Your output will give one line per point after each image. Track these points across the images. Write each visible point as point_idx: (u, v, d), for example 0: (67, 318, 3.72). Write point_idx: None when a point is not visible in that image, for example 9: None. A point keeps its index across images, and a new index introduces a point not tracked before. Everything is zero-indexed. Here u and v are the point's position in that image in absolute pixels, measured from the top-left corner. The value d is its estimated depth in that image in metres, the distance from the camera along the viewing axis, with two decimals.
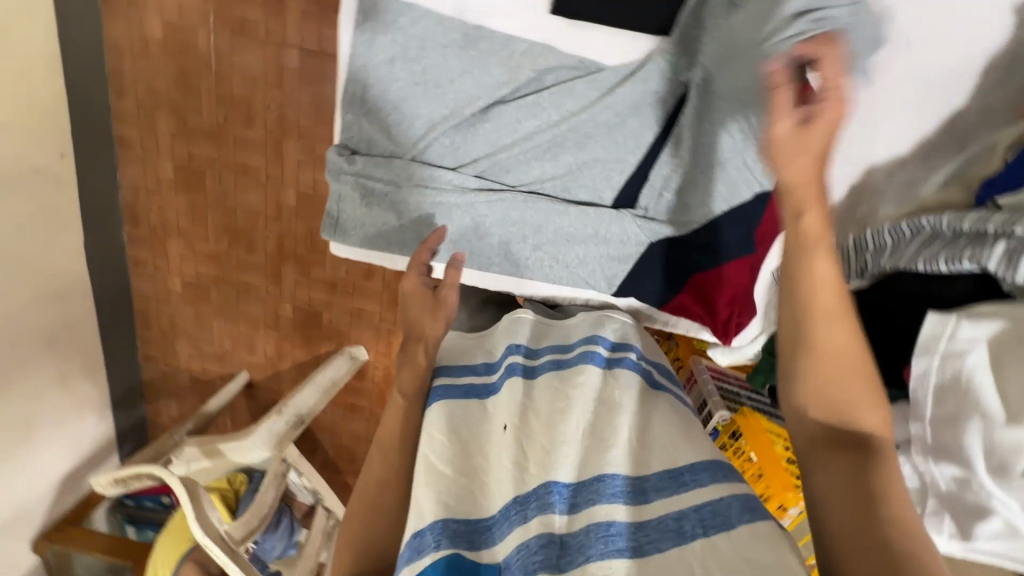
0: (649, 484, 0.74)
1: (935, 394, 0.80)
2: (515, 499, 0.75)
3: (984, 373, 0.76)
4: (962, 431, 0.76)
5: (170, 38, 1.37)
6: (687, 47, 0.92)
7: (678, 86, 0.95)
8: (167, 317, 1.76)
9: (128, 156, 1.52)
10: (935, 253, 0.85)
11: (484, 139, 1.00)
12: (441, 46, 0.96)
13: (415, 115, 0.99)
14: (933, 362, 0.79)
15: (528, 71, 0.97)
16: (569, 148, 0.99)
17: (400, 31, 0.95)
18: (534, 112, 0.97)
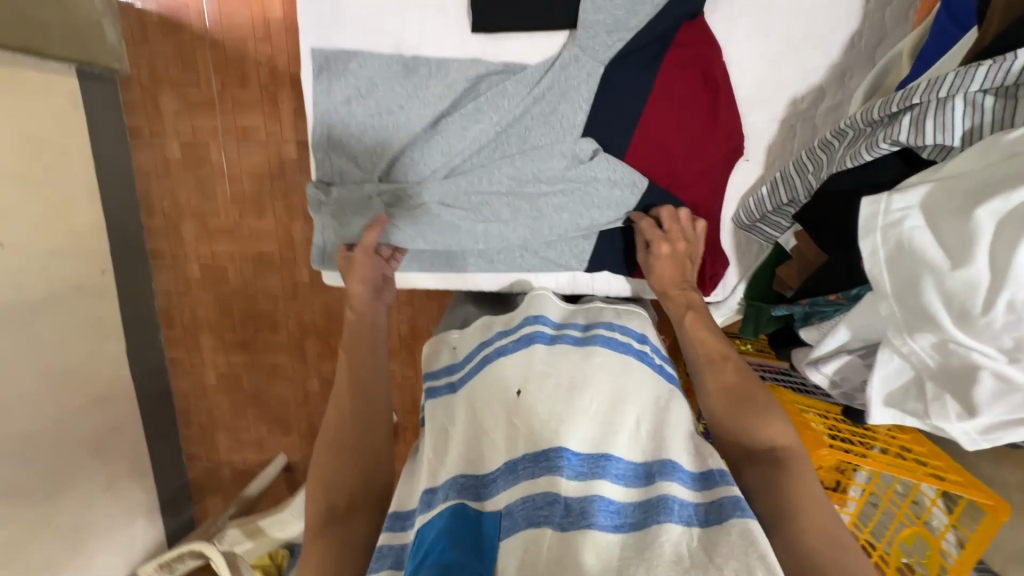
0: (654, 469, 0.73)
1: (889, 271, 0.60)
2: (532, 455, 0.74)
3: (925, 236, 0.57)
4: (926, 303, 0.57)
5: (187, 156, 1.58)
6: (595, 30, 0.97)
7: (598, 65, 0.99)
8: (206, 411, 1.84)
9: (160, 264, 1.70)
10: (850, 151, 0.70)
11: (438, 151, 1.05)
12: (385, 79, 1.04)
13: (373, 141, 1.07)
14: (875, 242, 0.61)
15: (464, 83, 1.03)
16: (514, 145, 1.05)
17: (350, 75, 1.05)
18: (476, 117, 1.02)
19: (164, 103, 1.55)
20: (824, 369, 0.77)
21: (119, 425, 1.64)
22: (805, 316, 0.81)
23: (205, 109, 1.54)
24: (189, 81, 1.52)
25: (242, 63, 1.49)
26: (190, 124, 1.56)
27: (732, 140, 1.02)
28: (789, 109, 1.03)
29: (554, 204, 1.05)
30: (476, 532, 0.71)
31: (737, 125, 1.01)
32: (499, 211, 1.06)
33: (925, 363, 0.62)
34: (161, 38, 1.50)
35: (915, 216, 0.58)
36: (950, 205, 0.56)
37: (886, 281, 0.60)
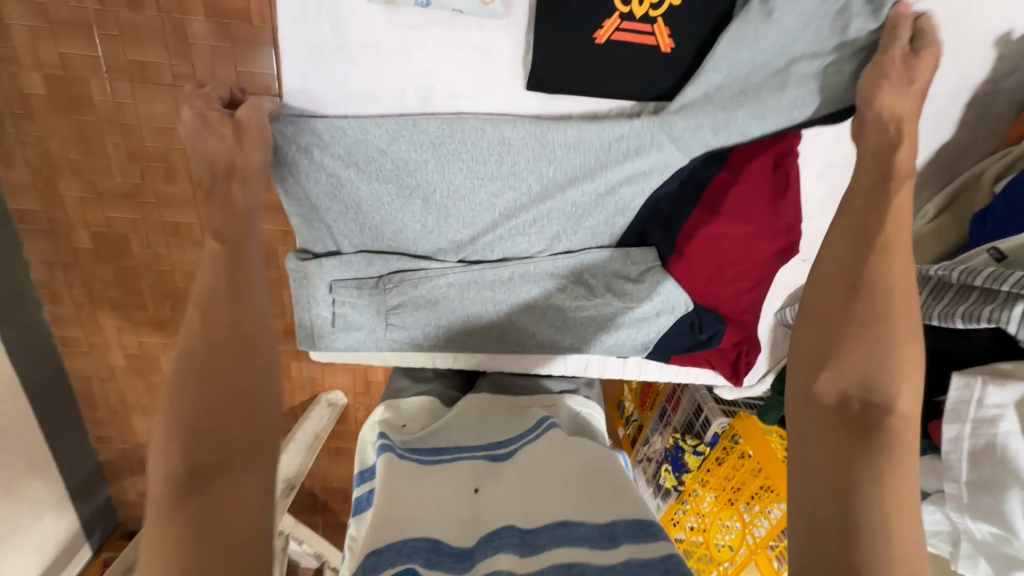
0: (620, 530, 0.72)
1: (970, 457, 0.85)
2: (487, 537, 0.73)
3: (1013, 441, 0.81)
4: (1002, 494, 0.81)
5: (59, 94, 1.19)
6: (694, 116, 0.94)
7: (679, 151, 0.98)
8: (116, 395, 1.60)
9: (33, 231, 1.34)
10: (954, 310, 0.90)
11: (463, 221, 1.04)
12: (403, 137, 0.96)
13: (388, 212, 1.02)
14: (965, 427, 0.85)
15: (501, 151, 0.97)
16: (552, 220, 1.05)
17: (355, 131, 0.95)
18: (511, 188, 1.01)
19: (7, 14, 1.10)
20: None
21: (6, 424, 1.39)
22: None
23: (77, 32, 1.12)
24: None
25: None
26: (56, 51, 1.15)
27: (789, 236, 1.06)
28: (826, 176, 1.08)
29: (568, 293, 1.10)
30: None
31: (797, 221, 1.05)
32: (514, 294, 1.09)
33: (971, 533, 0.88)
34: None
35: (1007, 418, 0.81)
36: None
37: (962, 468, 0.86)
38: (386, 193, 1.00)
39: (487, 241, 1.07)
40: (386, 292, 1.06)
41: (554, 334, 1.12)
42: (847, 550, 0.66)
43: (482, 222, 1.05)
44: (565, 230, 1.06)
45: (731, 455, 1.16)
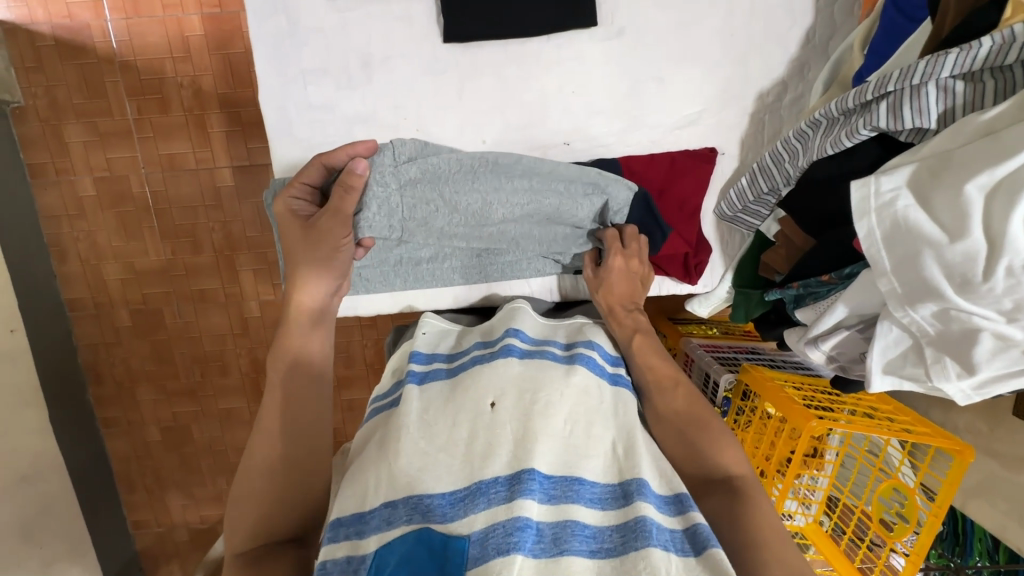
0: (634, 487, 0.57)
1: (892, 253, 0.52)
2: (509, 476, 0.56)
3: (921, 215, 0.50)
4: (941, 290, 0.49)
5: (105, 192, 1.43)
6: (628, 129, 0.74)
7: (677, 120, 0.74)
8: (152, 472, 1.66)
9: (82, 316, 1.52)
10: (826, 140, 0.60)
11: (457, 136, 0.73)
12: (334, 27, 0.67)
13: (344, 152, 0.72)
14: (873, 220, 0.52)
15: (458, 53, 0.69)
16: (579, 129, 0.74)
17: (306, 53, 0.68)
18: (500, 114, 0.72)
19: (70, 135, 1.39)
20: (824, 348, 0.65)
21: (48, 502, 1.44)
22: (798, 299, 0.68)
23: (121, 140, 1.39)
24: (99, 110, 1.37)
25: (160, 86, 1.36)
26: (104, 157, 1.41)
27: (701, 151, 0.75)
28: (756, 103, 0.74)
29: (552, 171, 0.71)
30: (440, 565, 0.52)
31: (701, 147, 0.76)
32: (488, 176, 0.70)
33: (925, 331, 0.53)
34: (59, 63, 1.34)
35: (907, 196, 0.51)
36: (939, 184, 0.49)
37: (884, 259, 0.52)
38: (334, 137, 0.71)
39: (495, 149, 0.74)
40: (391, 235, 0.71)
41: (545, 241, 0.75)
42: (737, 460, 0.63)
43: None
44: (593, 145, 0.75)
45: (749, 413, 1.08)
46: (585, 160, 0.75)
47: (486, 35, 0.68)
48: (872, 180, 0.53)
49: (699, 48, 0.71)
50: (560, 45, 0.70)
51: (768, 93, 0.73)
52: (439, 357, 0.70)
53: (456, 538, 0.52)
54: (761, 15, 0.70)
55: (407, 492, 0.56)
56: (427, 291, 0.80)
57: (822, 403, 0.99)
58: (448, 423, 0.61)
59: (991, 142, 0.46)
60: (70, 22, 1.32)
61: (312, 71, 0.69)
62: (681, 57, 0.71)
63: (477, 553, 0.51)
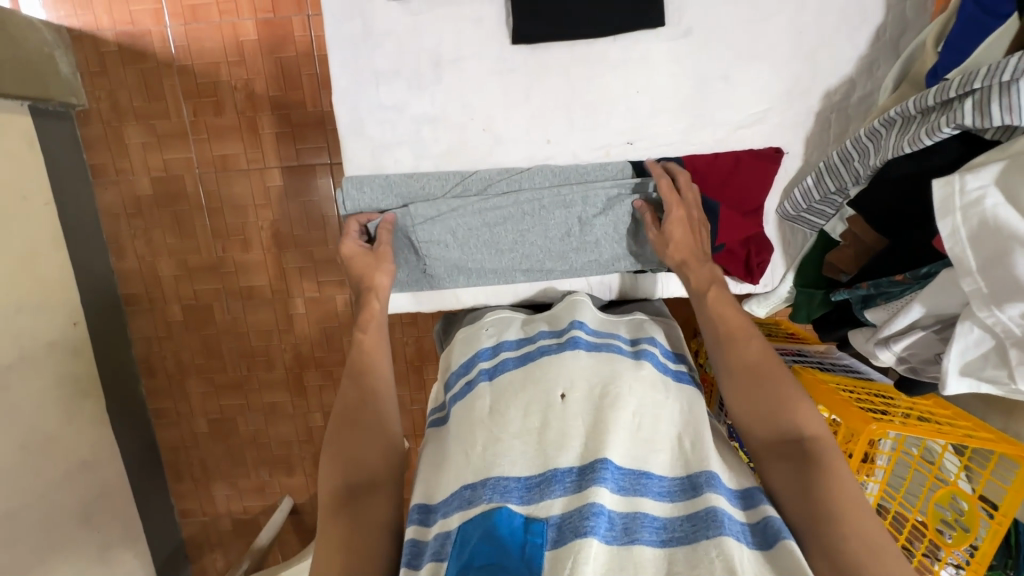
0: (704, 478, 0.56)
1: (981, 251, 0.51)
2: (579, 467, 0.56)
3: (1011, 213, 0.49)
4: None
5: (161, 191, 1.48)
6: (689, 128, 0.74)
7: (739, 118, 0.74)
8: (198, 461, 1.71)
9: (137, 310, 1.58)
10: (902, 137, 0.60)
11: (519, 136, 0.74)
12: (406, 31, 0.69)
13: (411, 152, 0.74)
14: (958, 217, 0.52)
15: (524, 55, 0.70)
16: (642, 129, 0.74)
17: (378, 56, 0.70)
18: (565, 114, 0.73)
19: (130, 137, 1.45)
20: (895, 349, 0.64)
21: (104, 488, 1.50)
22: (865, 299, 0.67)
23: (177, 141, 1.45)
24: (157, 112, 1.43)
25: (215, 89, 1.41)
26: (161, 157, 1.46)
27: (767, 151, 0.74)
28: (822, 102, 0.73)
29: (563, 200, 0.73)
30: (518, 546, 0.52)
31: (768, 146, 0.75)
32: (503, 206, 0.74)
33: (1009, 332, 0.52)
34: (121, 68, 1.40)
35: (996, 194, 0.50)
36: None
37: (969, 257, 0.52)
38: (402, 137, 0.74)
39: (557, 148, 0.75)
40: (450, 237, 0.74)
41: (574, 251, 0.76)
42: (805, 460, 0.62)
43: (493, 165, 0.75)
44: (656, 143, 0.75)
45: None
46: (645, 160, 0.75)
47: (554, 35, 0.69)
48: (958, 178, 0.52)
49: (766, 46, 0.71)
50: (625, 46, 0.71)
51: (835, 91, 0.73)
52: (506, 346, 0.70)
53: (535, 521, 0.53)
54: (830, 14, 0.70)
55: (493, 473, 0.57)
56: (487, 289, 0.80)
57: (877, 406, 0.97)
58: (519, 410, 0.62)
59: None
60: (133, 28, 1.38)
61: (383, 73, 0.71)
62: (749, 55, 0.71)
63: (555, 536, 0.52)
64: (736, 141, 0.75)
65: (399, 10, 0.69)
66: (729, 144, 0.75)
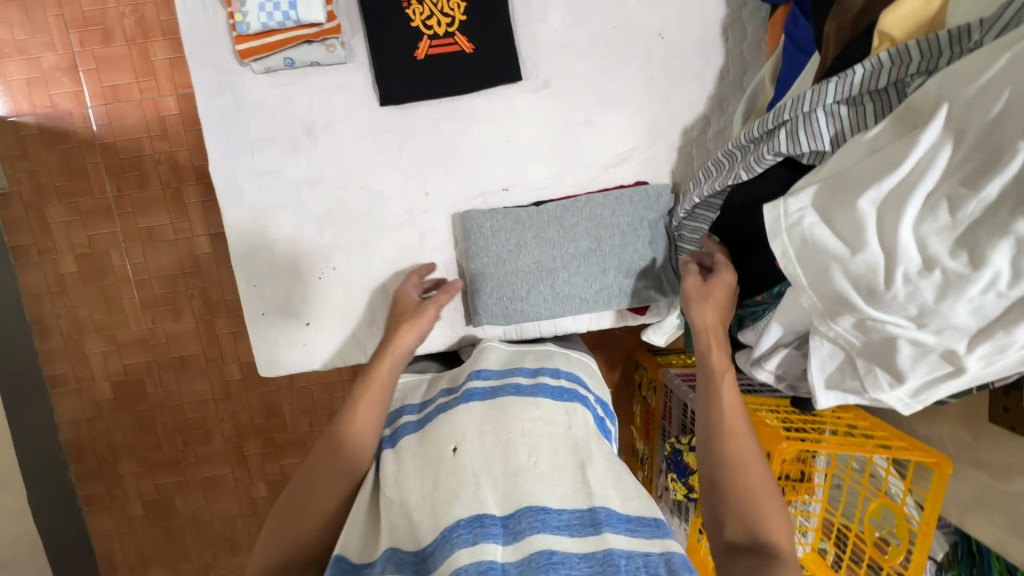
0: (601, 515, 0.54)
1: (807, 268, 0.53)
2: (469, 518, 0.53)
3: (826, 231, 0.51)
4: (852, 300, 0.50)
5: (85, 268, 1.46)
6: (561, 170, 0.78)
7: (608, 157, 0.78)
8: (134, 549, 1.60)
9: (63, 392, 1.52)
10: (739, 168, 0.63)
11: (399, 191, 0.76)
12: (277, 100, 0.72)
13: (293, 215, 0.75)
14: (785, 238, 0.54)
15: (395, 114, 0.74)
16: (517, 174, 0.77)
17: (252, 125, 0.73)
18: (441, 167, 0.76)
19: (52, 217, 1.44)
20: (768, 368, 0.66)
21: None
22: (740, 320, 0.70)
23: (101, 217, 1.45)
24: (80, 190, 1.43)
25: (138, 163, 1.43)
26: (86, 235, 1.45)
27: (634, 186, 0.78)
28: (682, 138, 0.78)
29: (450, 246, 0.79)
30: None
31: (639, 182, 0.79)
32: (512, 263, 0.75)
33: (851, 343, 0.54)
34: (42, 150, 1.41)
35: (813, 214, 0.52)
36: (838, 200, 0.51)
37: (801, 274, 0.53)
38: (283, 200, 0.75)
39: (438, 200, 0.77)
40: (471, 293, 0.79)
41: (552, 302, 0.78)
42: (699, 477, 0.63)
43: (378, 222, 0.77)
44: (533, 188, 0.78)
45: None
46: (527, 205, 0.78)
47: (420, 95, 0.73)
48: (782, 203, 0.54)
49: (622, 92, 0.76)
50: (491, 100, 0.74)
51: (692, 128, 0.77)
52: (409, 411, 0.70)
53: None
54: (675, 60, 0.75)
55: (396, 547, 0.55)
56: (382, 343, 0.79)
57: (799, 426, 0.97)
58: (417, 475, 0.60)
59: (878, 159, 0.48)
60: (52, 111, 1.40)
61: (258, 141, 0.73)
62: (608, 102, 0.76)
63: None
64: (608, 179, 0.78)
65: (268, 80, 0.72)
66: (603, 182, 0.78)
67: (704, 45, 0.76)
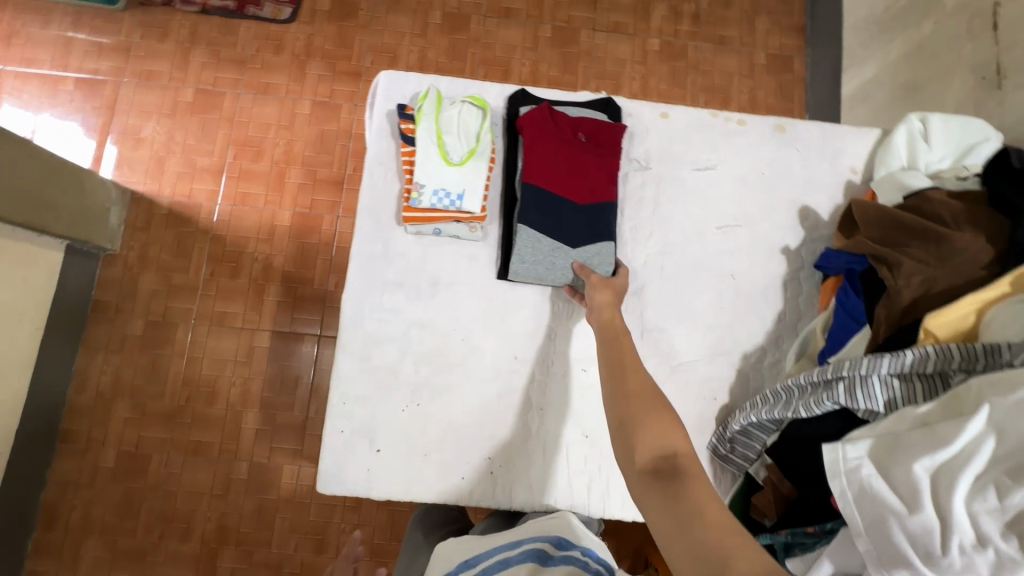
0: None
1: (866, 514, 0.58)
2: None
3: (883, 484, 0.58)
4: (910, 555, 0.54)
5: (150, 334, 1.56)
6: None
7: (676, 362, 0.88)
8: None
9: (68, 449, 1.49)
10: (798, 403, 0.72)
11: (493, 348, 0.87)
12: (415, 256, 0.88)
13: (396, 348, 0.85)
14: (845, 480, 0.61)
15: (505, 288, 0.88)
16: (597, 360, 0.88)
17: (390, 270, 0.87)
18: (533, 337, 0.88)
19: (144, 283, 1.58)
20: None
21: None
22: (787, 546, 0.72)
23: (185, 293, 1.58)
24: (178, 267, 1.59)
25: (238, 256, 1.61)
26: (165, 305, 1.57)
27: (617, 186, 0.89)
28: (742, 361, 0.89)
29: (521, 405, 0.85)
30: None
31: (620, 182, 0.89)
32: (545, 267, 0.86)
33: None
34: (163, 228, 1.61)
35: (870, 464, 0.60)
36: (893, 459, 0.59)
37: (858, 519, 0.59)
38: (393, 335, 0.86)
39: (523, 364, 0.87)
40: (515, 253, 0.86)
41: (553, 257, 0.86)
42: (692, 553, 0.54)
43: (467, 371, 0.86)
44: None
45: None
46: (601, 387, 0.87)
47: (532, 279, 0.87)
48: (844, 448, 0.63)
49: (693, 312, 0.90)
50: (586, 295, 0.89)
51: (750, 355, 0.89)
52: None
53: None
54: (741, 298, 0.91)
55: None
56: (435, 483, 0.82)
57: None
58: None
59: (930, 433, 0.58)
60: (187, 200, 1.63)
61: (390, 283, 0.87)
62: (682, 318, 0.89)
63: None
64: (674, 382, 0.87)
65: (415, 239, 0.88)
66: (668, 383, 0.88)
67: (768, 292, 0.91)
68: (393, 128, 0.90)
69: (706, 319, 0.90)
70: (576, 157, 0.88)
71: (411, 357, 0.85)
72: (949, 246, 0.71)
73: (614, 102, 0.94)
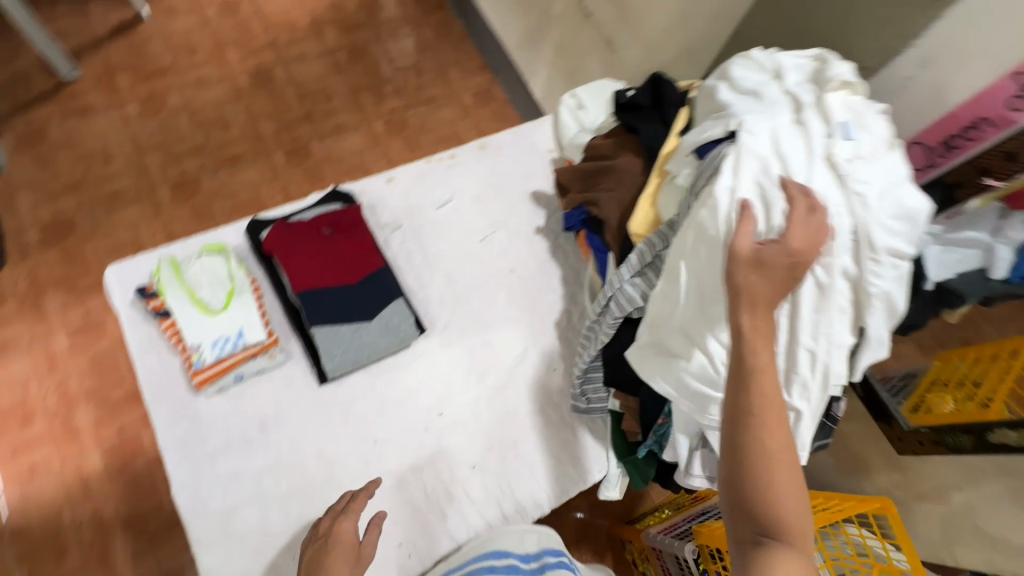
0: None
1: (671, 381, 0.73)
2: None
3: (665, 354, 0.73)
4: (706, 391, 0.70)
5: None
6: (478, 384, 0.95)
7: (509, 361, 0.98)
8: None
9: None
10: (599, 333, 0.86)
11: (348, 448, 0.87)
12: (229, 412, 0.85)
13: (256, 506, 0.81)
14: (646, 367, 0.75)
15: (332, 390, 0.89)
16: (446, 400, 0.93)
17: (209, 440, 0.83)
18: (380, 415, 0.90)
19: None
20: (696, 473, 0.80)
21: None
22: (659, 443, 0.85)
23: None
24: None
25: (56, 537, 1.29)
26: None
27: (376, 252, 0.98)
28: (557, 329, 1.02)
29: (402, 479, 0.86)
30: None
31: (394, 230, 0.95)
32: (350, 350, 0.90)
33: None
34: None
35: (652, 346, 0.75)
36: (661, 332, 0.74)
37: (669, 389, 0.74)
38: (245, 497, 0.81)
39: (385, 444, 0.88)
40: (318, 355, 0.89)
41: (352, 340, 0.90)
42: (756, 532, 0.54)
43: (337, 483, 0.84)
44: (460, 405, 0.93)
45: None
46: (462, 419, 0.92)
47: (350, 368, 0.90)
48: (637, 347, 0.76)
49: (500, 314, 1.01)
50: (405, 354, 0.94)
51: (560, 321, 1.02)
52: None
53: None
54: (528, 283, 1.04)
55: None
56: None
57: None
58: None
59: (666, 299, 0.74)
60: None
61: (216, 452, 0.83)
62: (493, 324, 1.00)
63: None
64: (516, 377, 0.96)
65: (219, 397, 0.86)
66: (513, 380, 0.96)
67: (545, 267, 1.07)
68: (144, 312, 0.88)
69: (512, 314, 1.01)
70: (330, 249, 0.95)
71: (276, 505, 0.81)
72: (618, 170, 0.90)
73: (341, 190, 1.04)
